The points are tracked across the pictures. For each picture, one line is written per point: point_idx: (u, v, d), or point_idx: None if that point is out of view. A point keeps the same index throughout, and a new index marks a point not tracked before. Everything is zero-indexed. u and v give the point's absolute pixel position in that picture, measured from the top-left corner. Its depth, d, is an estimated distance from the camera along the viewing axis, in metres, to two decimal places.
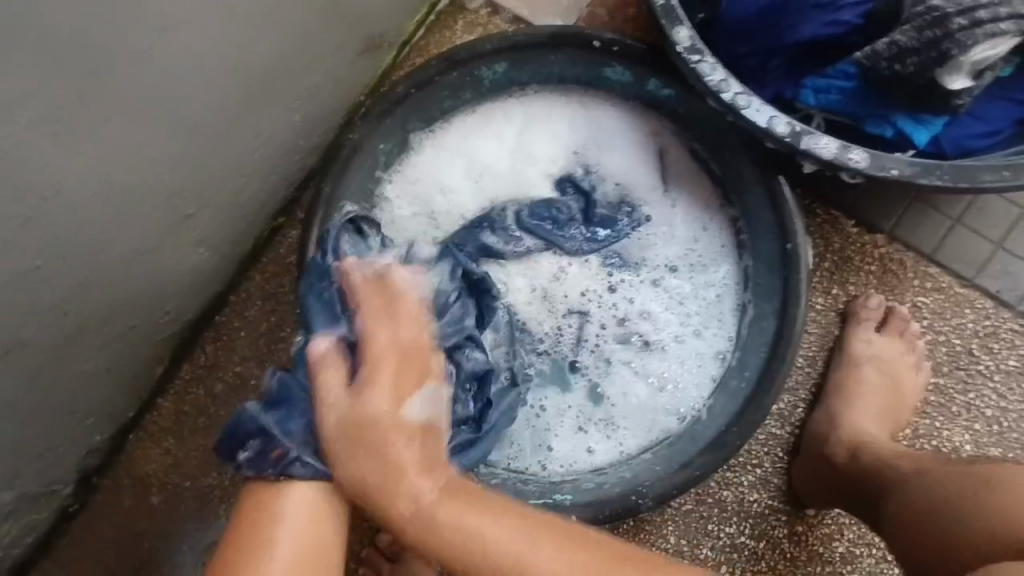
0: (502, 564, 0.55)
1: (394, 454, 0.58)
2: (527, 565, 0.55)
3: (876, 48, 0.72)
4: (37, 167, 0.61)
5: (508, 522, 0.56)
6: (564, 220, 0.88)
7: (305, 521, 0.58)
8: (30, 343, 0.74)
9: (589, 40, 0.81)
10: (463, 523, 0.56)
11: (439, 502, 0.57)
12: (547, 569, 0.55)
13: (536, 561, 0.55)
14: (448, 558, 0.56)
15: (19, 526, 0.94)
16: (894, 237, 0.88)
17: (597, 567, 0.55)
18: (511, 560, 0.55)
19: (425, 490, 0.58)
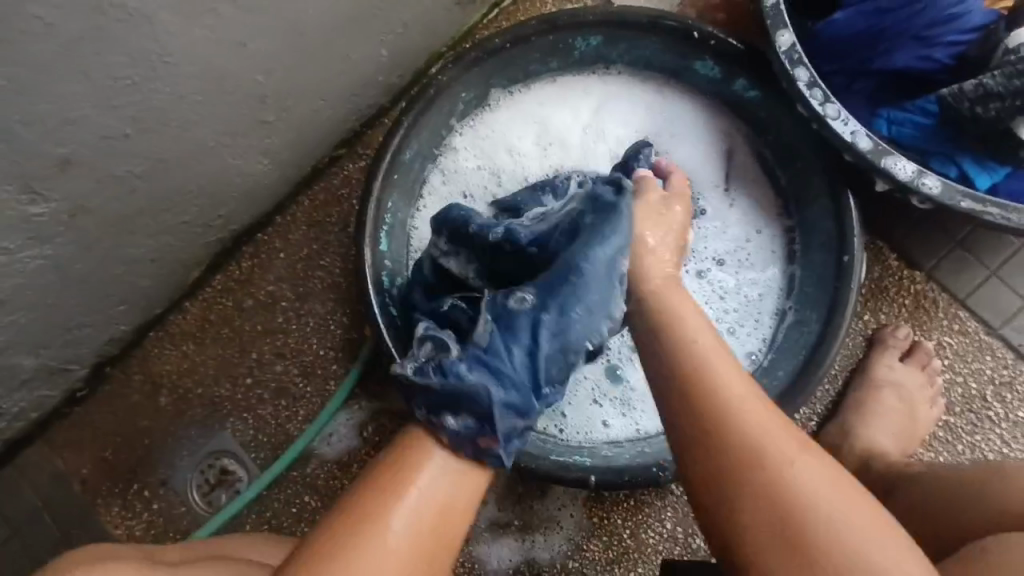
0: (711, 394, 0.57)
1: (675, 296, 0.66)
2: (720, 375, 0.57)
3: (963, 88, 0.75)
4: (154, 31, 0.62)
5: (736, 370, 0.59)
6: None
7: (440, 484, 0.58)
8: (95, 209, 0.74)
9: (689, 30, 0.83)
10: (693, 336, 0.61)
11: (692, 319, 0.63)
12: (731, 396, 0.56)
13: (742, 408, 0.56)
14: (670, 354, 0.60)
15: (29, 398, 0.93)
16: (932, 276, 0.91)
17: (793, 441, 0.54)
18: (707, 369, 0.57)
19: (672, 302, 0.65)
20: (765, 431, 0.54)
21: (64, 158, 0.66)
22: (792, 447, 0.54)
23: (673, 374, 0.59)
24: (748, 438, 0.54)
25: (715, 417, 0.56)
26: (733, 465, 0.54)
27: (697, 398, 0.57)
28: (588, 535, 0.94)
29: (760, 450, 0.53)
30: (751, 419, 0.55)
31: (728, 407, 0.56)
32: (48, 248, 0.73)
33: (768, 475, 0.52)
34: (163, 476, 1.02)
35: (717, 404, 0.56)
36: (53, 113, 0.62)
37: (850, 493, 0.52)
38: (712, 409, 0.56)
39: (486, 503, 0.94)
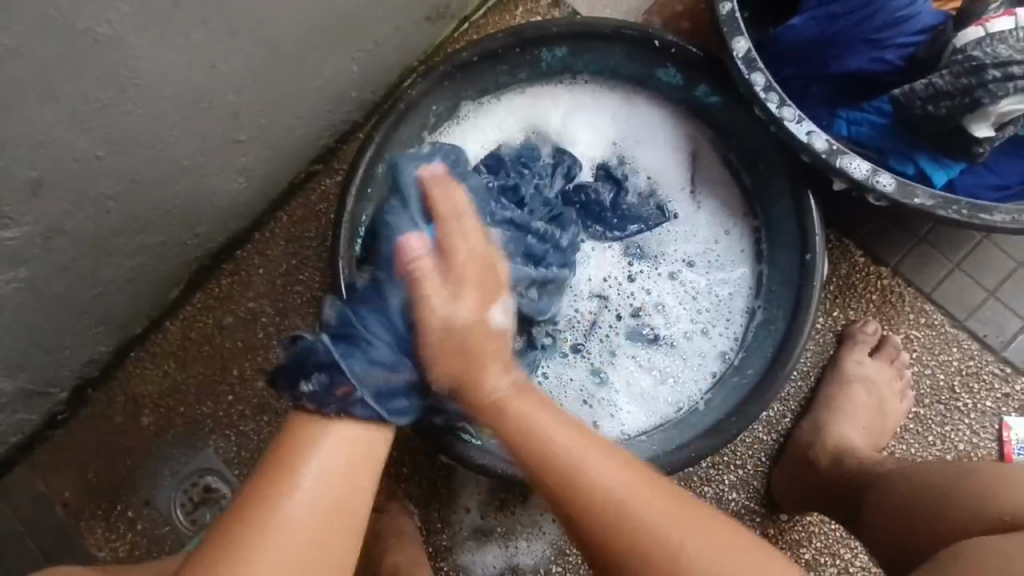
0: (595, 515, 0.57)
1: (495, 385, 0.62)
2: (586, 462, 0.59)
3: (914, 87, 0.78)
4: (124, 56, 0.64)
5: (587, 438, 0.61)
6: (592, 204, 0.90)
7: (334, 474, 0.56)
8: (70, 231, 0.75)
9: (651, 39, 0.86)
10: (550, 434, 0.60)
11: (544, 416, 0.61)
12: (595, 492, 0.57)
13: (591, 479, 0.58)
14: (529, 458, 0.60)
15: (9, 421, 0.93)
16: (898, 271, 0.94)
17: (672, 503, 0.58)
18: (583, 481, 0.58)
19: (502, 394, 0.62)
20: (635, 513, 0.57)
21: (37, 181, 0.67)
22: (679, 514, 0.57)
23: (531, 469, 0.61)
24: (651, 544, 0.56)
25: (593, 515, 0.58)
26: (630, 538, 0.56)
27: (601, 522, 0.57)
28: (570, 539, 0.95)
29: (651, 560, 0.56)
30: (642, 535, 0.56)
31: (604, 503, 0.58)
32: (24, 270, 0.74)
33: (651, 543, 0.56)
34: (146, 495, 1.02)
35: (610, 527, 0.57)
36: (26, 138, 0.63)
37: (738, 557, 0.56)
38: (599, 514, 0.58)
39: (470, 511, 0.95)
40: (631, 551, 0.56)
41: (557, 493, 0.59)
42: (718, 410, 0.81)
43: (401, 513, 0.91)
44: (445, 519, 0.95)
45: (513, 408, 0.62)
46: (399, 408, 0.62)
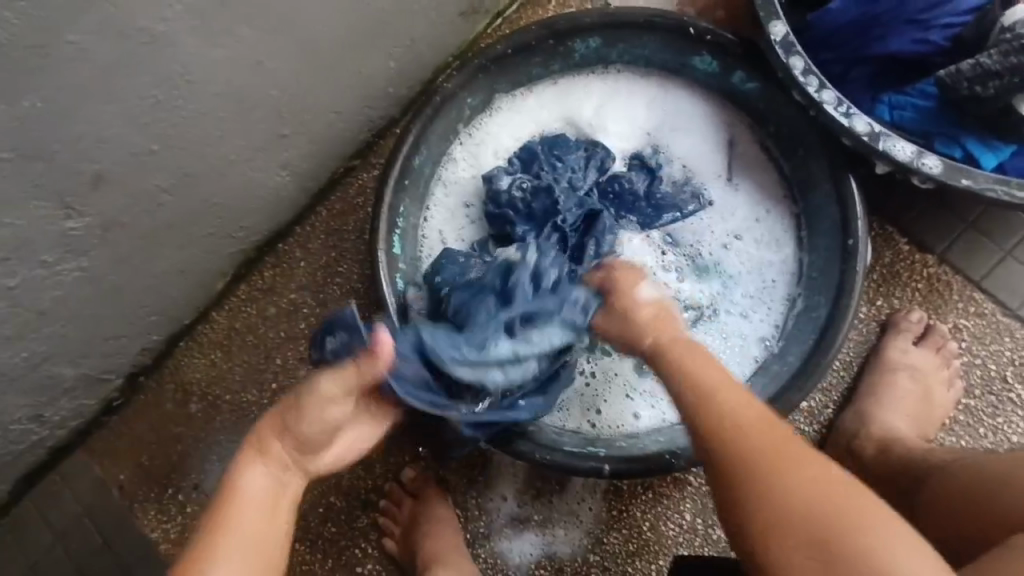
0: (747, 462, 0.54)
1: (689, 358, 0.61)
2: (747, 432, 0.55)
3: (960, 68, 0.76)
4: (177, 53, 0.67)
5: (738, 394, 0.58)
6: (625, 193, 0.89)
7: (261, 497, 0.60)
8: (127, 223, 0.79)
9: (685, 26, 0.86)
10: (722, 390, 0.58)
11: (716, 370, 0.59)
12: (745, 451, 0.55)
13: (790, 449, 0.54)
14: (703, 412, 0.57)
15: (68, 407, 0.97)
16: (944, 259, 0.91)
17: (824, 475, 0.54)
18: (733, 439, 0.55)
19: (688, 354, 0.61)
20: (785, 474, 0.53)
21: (96, 175, 0.71)
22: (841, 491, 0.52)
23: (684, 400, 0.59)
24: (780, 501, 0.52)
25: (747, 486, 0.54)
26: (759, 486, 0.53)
27: (739, 458, 0.54)
28: (608, 528, 0.95)
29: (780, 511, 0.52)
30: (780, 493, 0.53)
31: (757, 453, 0.54)
32: (85, 261, 0.78)
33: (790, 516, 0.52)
34: (195, 480, 1.06)
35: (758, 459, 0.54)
36: (88, 133, 0.66)
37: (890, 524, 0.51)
38: (733, 463, 0.55)
39: (507, 499, 0.96)
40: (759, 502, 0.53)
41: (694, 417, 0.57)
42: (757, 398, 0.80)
43: (438, 498, 0.94)
44: (481, 506, 0.96)
45: (680, 349, 0.61)
46: (412, 392, 0.68)
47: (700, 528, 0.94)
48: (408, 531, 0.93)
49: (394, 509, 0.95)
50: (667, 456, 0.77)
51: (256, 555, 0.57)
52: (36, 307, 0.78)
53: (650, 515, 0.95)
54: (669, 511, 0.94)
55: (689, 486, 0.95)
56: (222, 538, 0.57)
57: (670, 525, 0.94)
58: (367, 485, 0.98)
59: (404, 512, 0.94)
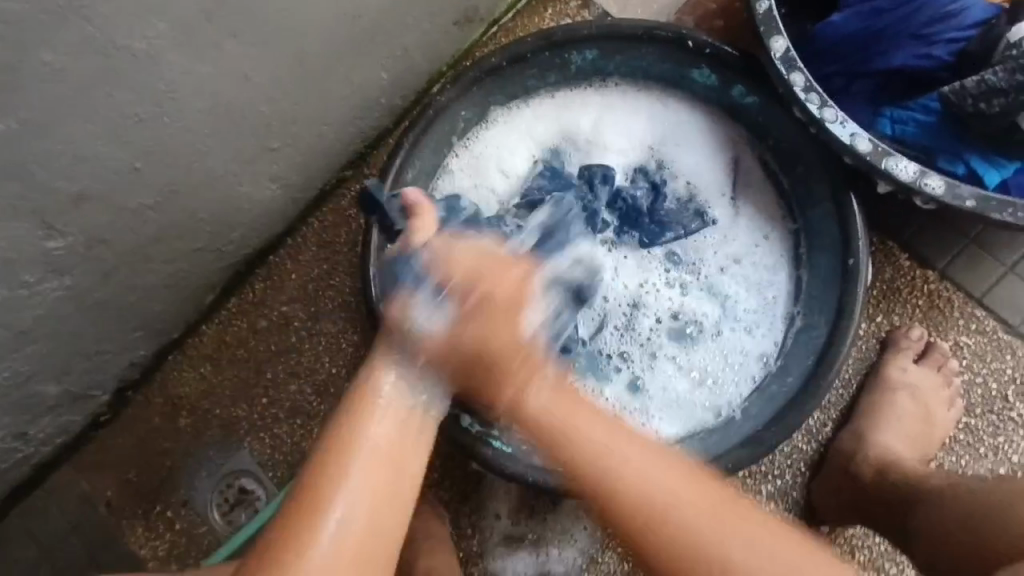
0: (629, 501, 0.54)
1: (497, 399, 0.58)
2: (614, 453, 0.55)
3: (965, 84, 0.74)
4: (161, 69, 0.65)
5: (614, 427, 0.57)
6: (631, 210, 0.89)
7: (392, 436, 0.56)
8: (111, 241, 0.77)
9: (684, 38, 0.84)
10: (580, 422, 0.57)
11: (591, 417, 0.57)
12: (630, 482, 0.54)
13: (682, 493, 0.54)
14: (562, 451, 0.57)
15: (54, 423, 0.95)
16: (946, 276, 0.90)
17: (712, 496, 0.55)
18: (603, 474, 0.55)
19: (546, 409, 0.57)
20: (674, 506, 0.54)
21: (78, 194, 0.69)
22: (721, 511, 0.54)
23: (550, 454, 0.59)
24: (654, 540, 0.53)
25: (619, 512, 0.54)
26: (647, 513, 0.54)
27: (614, 514, 0.55)
28: (603, 547, 0.94)
29: (676, 563, 0.53)
30: (655, 532, 0.53)
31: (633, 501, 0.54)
32: (68, 279, 0.76)
33: (693, 552, 0.53)
34: (185, 496, 1.04)
35: (592, 476, 0.55)
36: (68, 152, 0.64)
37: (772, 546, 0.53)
38: (620, 510, 0.54)
39: (501, 517, 0.95)
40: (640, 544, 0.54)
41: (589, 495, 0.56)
42: (755, 420, 0.79)
43: (432, 517, 0.91)
44: (475, 524, 0.95)
45: (515, 369, 0.57)
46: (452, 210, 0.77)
47: None
48: None
49: None
50: None
51: (377, 497, 0.53)
52: (18, 327, 0.76)
53: None
54: None
55: None
56: (348, 466, 0.53)
57: None
58: None
59: None
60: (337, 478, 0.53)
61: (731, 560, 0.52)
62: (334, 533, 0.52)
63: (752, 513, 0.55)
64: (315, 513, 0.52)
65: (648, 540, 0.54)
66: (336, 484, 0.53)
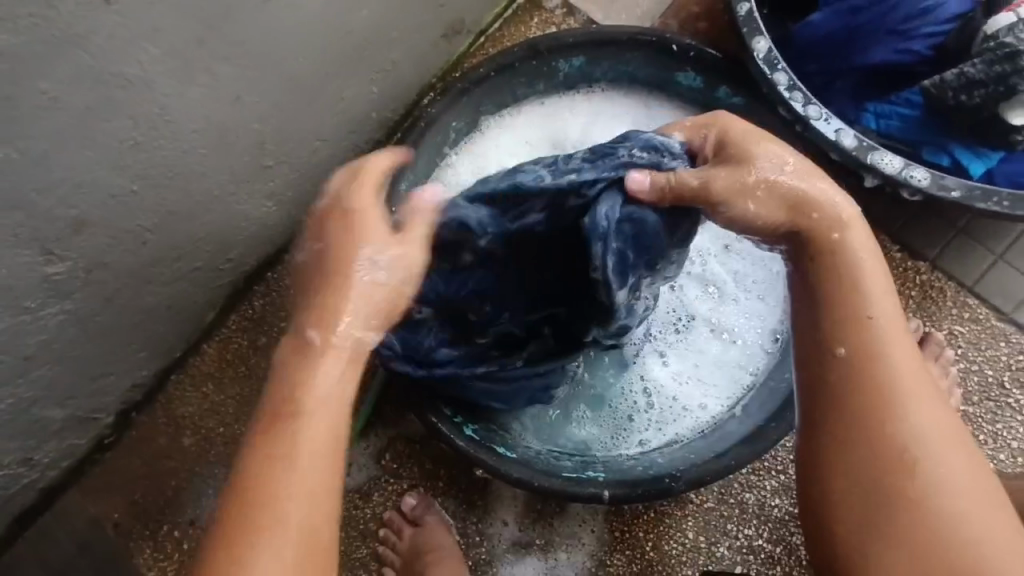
0: (880, 406, 0.52)
1: (833, 209, 0.58)
2: (913, 405, 0.52)
3: (944, 78, 0.77)
4: (155, 94, 0.67)
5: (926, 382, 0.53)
6: None
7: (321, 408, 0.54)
8: (111, 263, 0.78)
9: (668, 44, 0.86)
10: (892, 349, 0.54)
11: (902, 349, 0.54)
12: (882, 373, 0.53)
13: (907, 412, 0.52)
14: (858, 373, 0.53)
15: (60, 447, 0.96)
16: (937, 266, 0.91)
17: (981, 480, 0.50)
18: (874, 348, 0.53)
19: (888, 335, 0.54)
20: (937, 409, 0.52)
21: (78, 219, 0.70)
22: (949, 436, 0.51)
23: (813, 270, 0.58)
24: (866, 454, 0.52)
25: (877, 399, 0.52)
26: (880, 409, 0.52)
27: (869, 382, 0.53)
28: (611, 549, 0.94)
29: (878, 461, 0.51)
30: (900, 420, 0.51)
31: (897, 401, 0.52)
32: (68, 304, 0.77)
33: (919, 455, 0.50)
34: (192, 515, 1.04)
35: (871, 358, 0.53)
36: (66, 180, 0.65)
37: (977, 485, 0.50)
38: (877, 434, 0.52)
39: (509, 523, 0.95)
40: (876, 423, 0.52)
41: (845, 360, 0.54)
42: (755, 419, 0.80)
43: (438, 528, 0.92)
44: (483, 531, 0.95)
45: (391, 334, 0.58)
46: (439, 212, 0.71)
47: (703, 546, 0.93)
48: (408, 563, 0.91)
49: (394, 537, 0.94)
50: (666, 480, 0.76)
51: (319, 485, 0.51)
52: (21, 353, 0.77)
53: (652, 535, 0.94)
54: (671, 530, 0.94)
55: (690, 503, 0.94)
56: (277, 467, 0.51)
57: (672, 544, 0.94)
58: (365, 514, 0.96)
59: (403, 542, 0.92)
60: (280, 470, 0.51)
61: (924, 480, 0.50)
62: (280, 525, 0.49)
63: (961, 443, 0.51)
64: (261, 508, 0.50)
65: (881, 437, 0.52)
66: (284, 483, 0.51)
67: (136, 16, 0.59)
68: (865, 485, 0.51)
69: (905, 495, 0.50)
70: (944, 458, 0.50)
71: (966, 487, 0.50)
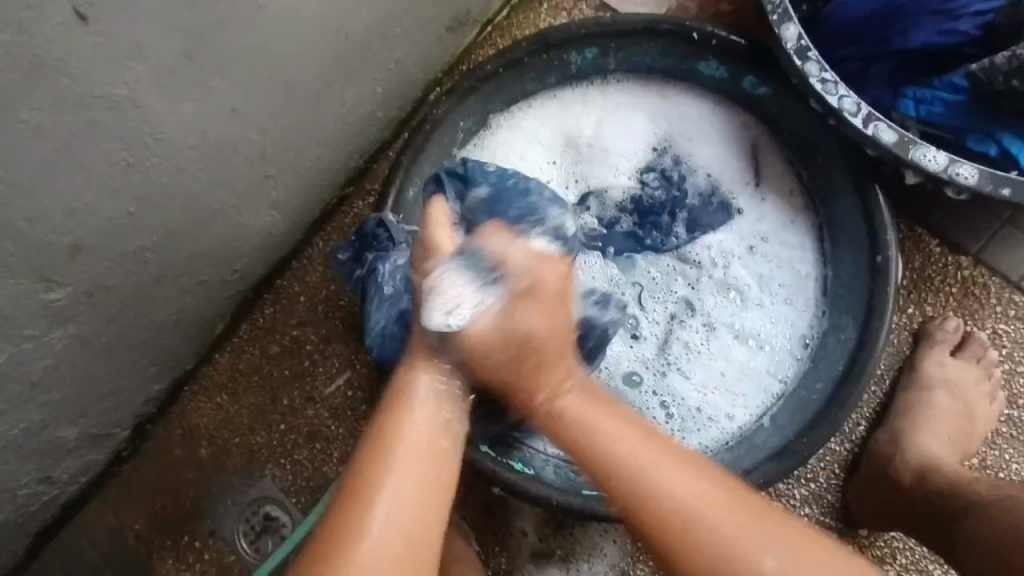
0: (620, 474, 0.58)
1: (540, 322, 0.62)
2: (653, 468, 0.57)
3: (994, 61, 0.71)
4: (145, 113, 0.63)
5: (680, 461, 0.58)
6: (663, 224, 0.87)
7: (418, 442, 0.58)
8: (113, 285, 0.76)
9: (689, 32, 0.80)
10: (611, 438, 0.60)
11: (615, 424, 0.61)
12: (652, 502, 0.56)
13: (674, 491, 0.56)
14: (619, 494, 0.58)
15: (77, 464, 0.95)
16: (980, 260, 0.85)
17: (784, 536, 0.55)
18: (635, 471, 0.57)
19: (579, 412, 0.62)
20: (688, 510, 0.56)
21: (75, 245, 0.67)
22: (734, 509, 0.56)
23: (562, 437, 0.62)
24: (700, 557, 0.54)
25: (670, 534, 0.55)
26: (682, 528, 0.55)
27: (659, 537, 0.56)
28: (633, 560, 0.92)
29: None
30: (691, 531, 0.55)
31: (630, 473, 0.57)
32: (72, 327, 0.75)
33: (692, 541, 0.55)
34: (211, 527, 1.04)
35: (644, 482, 0.57)
36: (58, 207, 0.63)
37: (798, 560, 0.54)
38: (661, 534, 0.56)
39: (528, 534, 0.93)
40: (678, 528, 0.55)
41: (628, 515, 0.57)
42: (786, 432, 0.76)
43: (455, 538, 0.87)
44: (502, 542, 0.93)
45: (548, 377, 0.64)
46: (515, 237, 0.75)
47: None
48: None
49: None
50: None
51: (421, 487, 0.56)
52: (28, 379, 0.75)
53: None
54: None
55: None
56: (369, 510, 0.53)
57: None
58: None
59: None
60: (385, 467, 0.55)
61: (753, 567, 0.54)
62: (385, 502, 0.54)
63: (780, 522, 0.55)
64: (361, 507, 0.53)
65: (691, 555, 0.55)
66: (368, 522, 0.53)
67: (117, 34, 0.56)
68: None
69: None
70: (750, 540, 0.54)
71: (789, 568, 0.54)
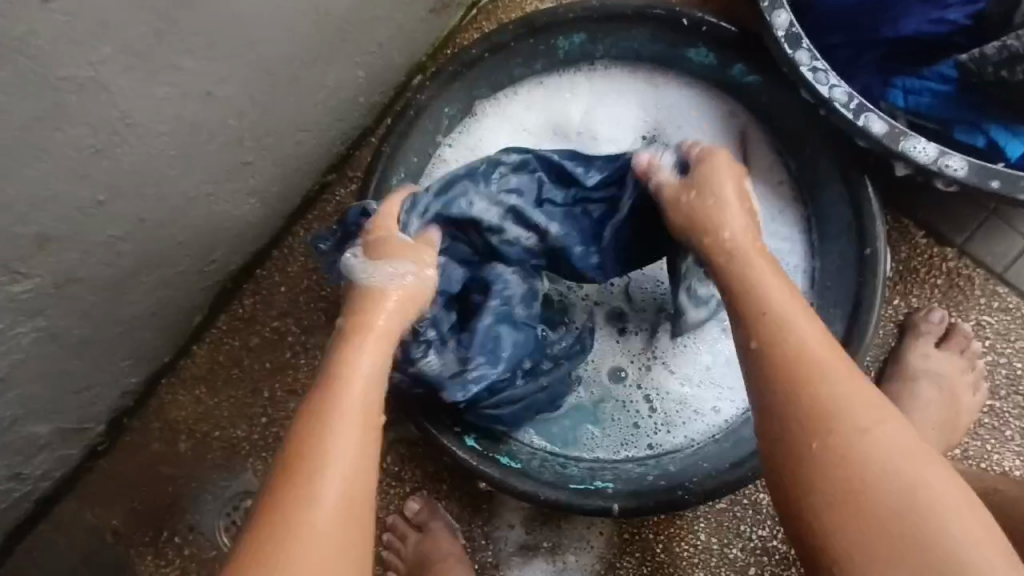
0: (798, 355, 0.55)
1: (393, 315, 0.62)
2: (824, 381, 0.54)
3: (985, 51, 0.71)
4: (114, 98, 0.60)
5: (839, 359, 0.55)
6: None
7: (345, 459, 0.53)
8: (84, 276, 0.73)
9: (679, 18, 0.78)
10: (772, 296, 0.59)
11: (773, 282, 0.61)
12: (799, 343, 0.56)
13: (837, 377, 0.54)
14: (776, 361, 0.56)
15: (51, 459, 0.93)
16: (965, 251, 0.86)
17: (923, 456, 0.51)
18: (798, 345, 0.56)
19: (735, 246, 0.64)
20: (827, 374, 0.54)
21: (42, 235, 0.64)
22: (866, 398, 0.53)
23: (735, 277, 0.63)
24: (830, 431, 0.52)
25: (805, 408, 0.54)
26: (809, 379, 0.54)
27: (804, 423, 0.53)
28: (619, 552, 0.91)
29: (842, 475, 0.51)
30: (816, 387, 0.54)
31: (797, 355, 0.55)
32: (41, 320, 0.72)
33: (832, 424, 0.52)
34: (191, 522, 1.01)
35: (779, 334, 0.56)
36: (22, 196, 0.60)
37: (912, 452, 0.51)
38: (805, 420, 0.53)
39: (514, 526, 0.92)
40: (806, 415, 0.53)
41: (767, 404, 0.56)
42: None
43: (443, 534, 0.89)
44: (488, 534, 0.92)
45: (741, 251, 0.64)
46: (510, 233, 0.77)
47: (715, 548, 0.91)
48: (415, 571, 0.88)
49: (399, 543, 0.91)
50: (679, 493, 0.72)
51: (348, 502, 0.51)
52: None
53: (663, 536, 0.91)
54: (682, 532, 0.91)
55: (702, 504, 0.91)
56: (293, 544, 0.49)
57: (684, 546, 0.91)
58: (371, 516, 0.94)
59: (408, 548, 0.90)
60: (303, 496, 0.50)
61: (856, 447, 0.51)
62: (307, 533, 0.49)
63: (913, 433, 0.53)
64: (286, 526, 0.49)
65: (814, 431, 0.53)
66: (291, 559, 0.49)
67: (81, 12, 0.53)
68: (837, 497, 0.51)
69: (856, 487, 0.50)
70: (880, 421, 0.53)
71: (895, 469, 0.51)
